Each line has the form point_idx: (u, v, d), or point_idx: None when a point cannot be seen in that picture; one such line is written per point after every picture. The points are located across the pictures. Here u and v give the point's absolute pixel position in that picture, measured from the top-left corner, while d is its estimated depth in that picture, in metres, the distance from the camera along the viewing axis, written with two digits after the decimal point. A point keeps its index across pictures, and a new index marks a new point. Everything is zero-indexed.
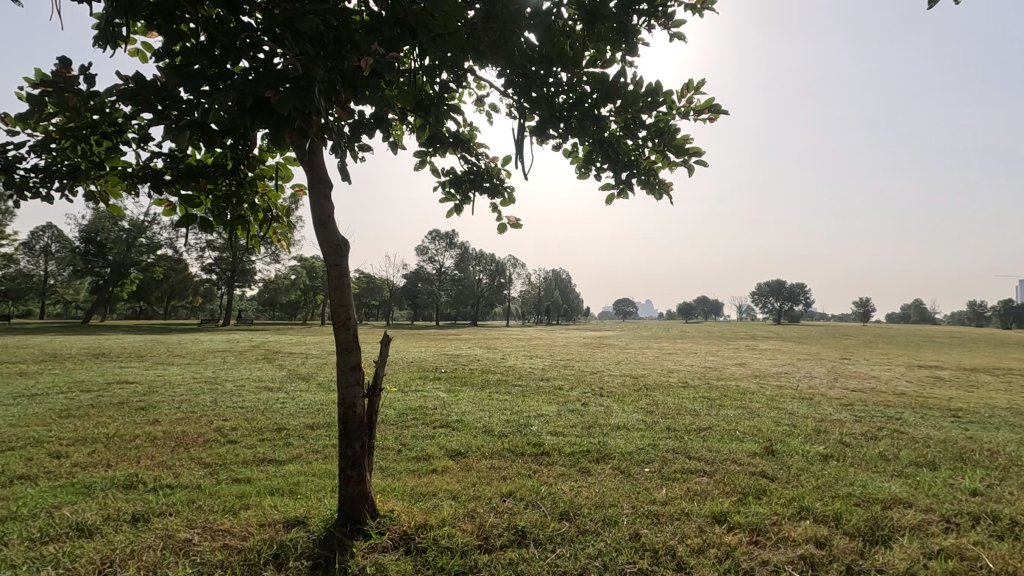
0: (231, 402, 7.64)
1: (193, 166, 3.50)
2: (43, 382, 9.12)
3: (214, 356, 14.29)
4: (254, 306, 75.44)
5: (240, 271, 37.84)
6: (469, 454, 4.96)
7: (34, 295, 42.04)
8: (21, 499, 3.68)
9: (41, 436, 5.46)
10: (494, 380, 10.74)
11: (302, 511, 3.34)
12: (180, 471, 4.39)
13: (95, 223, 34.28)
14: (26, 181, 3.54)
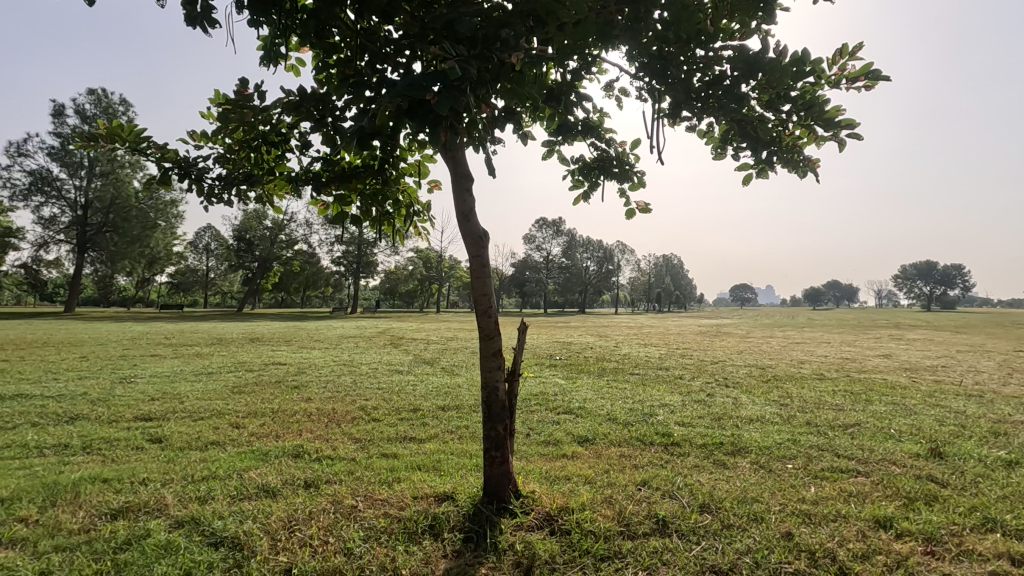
0: (369, 383, 8.33)
1: (346, 168, 3.83)
2: (216, 362, 10.56)
3: (348, 341, 15.64)
4: (376, 295, 81.21)
5: (365, 262, 40.86)
6: (597, 441, 4.99)
7: (199, 288, 48.66)
8: (218, 461, 4.33)
9: (222, 409, 6.35)
10: (610, 367, 10.69)
11: (450, 487, 3.57)
12: (337, 444, 4.88)
13: (245, 222, 38.79)
14: (212, 189, 4.10)
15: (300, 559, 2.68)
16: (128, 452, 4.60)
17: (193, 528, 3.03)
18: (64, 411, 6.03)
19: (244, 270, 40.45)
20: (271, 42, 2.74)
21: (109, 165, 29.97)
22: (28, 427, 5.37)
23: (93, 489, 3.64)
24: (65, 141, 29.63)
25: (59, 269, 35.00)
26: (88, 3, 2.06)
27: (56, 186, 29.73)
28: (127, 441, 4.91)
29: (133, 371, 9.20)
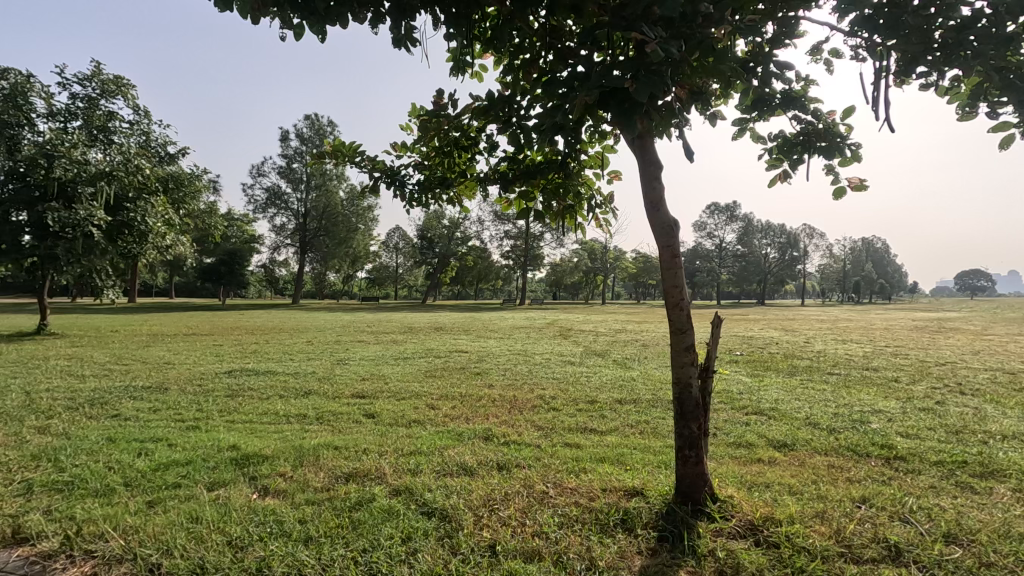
0: (544, 373, 8.59)
1: (530, 167, 3.95)
2: (410, 348, 11.81)
3: (520, 331, 16.37)
4: (543, 288, 83.79)
5: (532, 255, 42.28)
6: (798, 447, 4.50)
7: (390, 283, 54.89)
8: (421, 438, 4.82)
9: (419, 391, 7.07)
10: (804, 365, 9.59)
11: (639, 482, 3.51)
12: (522, 430, 5.11)
13: (426, 222, 42.78)
14: (413, 193, 4.57)
15: (501, 537, 2.84)
16: (350, 424, 5.35)
17: (409, 497, 3.41)
18: (300, 387, 7.26)
19: (426, 266, 44.55)
20: (459, 53, 2.92)
21: (321, 178, 35.30)
22: (278, 398, 6.57)
23: (328, 454, 4.30)
24: (289, 161, 35.58)
25: (287, 268, 42.32)
26: (323, 38, 2.46)
27: (284, 199, 35.87)
28: (349, 415, 5.72)
29: (347, 354, 10.72)
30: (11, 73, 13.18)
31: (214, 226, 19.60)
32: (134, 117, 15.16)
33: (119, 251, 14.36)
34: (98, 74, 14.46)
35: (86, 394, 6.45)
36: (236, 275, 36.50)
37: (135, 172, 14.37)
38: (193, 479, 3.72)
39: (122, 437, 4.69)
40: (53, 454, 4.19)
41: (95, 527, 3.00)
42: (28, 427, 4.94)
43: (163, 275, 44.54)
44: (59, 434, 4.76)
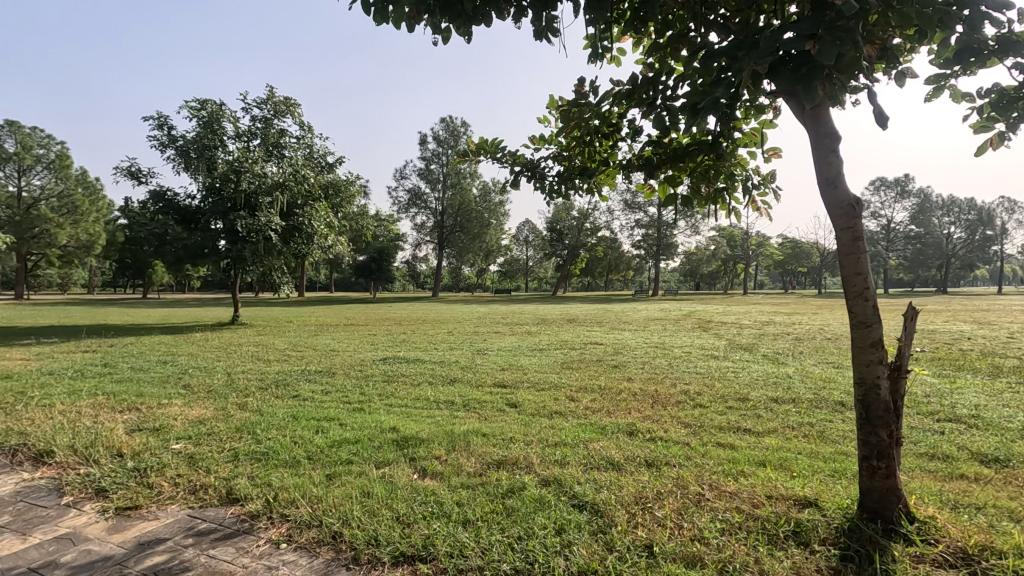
0: (687, 367, 8.18)
1: (677, 149, 3.71)
2: (545, 339, 11.97)
3: (656, 323, 15.81)
4: (677, 278, 80.16)
5: (665, 244, 40.55)
6: (1015, 464, 3.75)
7: (522, 276, 56.13)
8: (565, 430, 4.83)
9: (558, 382, 7.11)
10: (1011, 366, 8.01)
11: (810, 492, 3.17)
12: (668, 427, 4.90)
13: (555, 214, 43.04)
14: (553, 186, 4.55)
15: (658, 538, 2.73)
16: (495, 412, 5.53)
17: (558, 488, 3.42)
18: (447, 375, 7.68)
19: (556, 258, 44.87)
20: (600, 38, 2.80)
21: (456, 177, 37.13)
22: (427, 385, 7.02)
23: (477, 441, 4.48)
24: (428, 162, 37.90)
25: (427, 263, 45.24)
26: (468, 40, 2.50)
27: (424, 198, 38.31)
28: (493, 403, 5.92)
29: (486, 344, 11.16)
30: (209, 103, 15.59)
31: (366, 226, 21.55)
32: (301, 133, 17.14)
33: (292, 252, 16.39)
34: (272, 97, 16.57)
35: (272, 376, 7.44)
36: (384, 270, 39.81)
37: (303, 181, 16.26)
38: (363, 456, 4.09)
39: (302, 415, 5.32)
40: (251, 428, 4.87)
41: (287, 494, 3.43)
42: (232, 404, 5.81)
43: (325, 271, 50.10)
44: (255, 410, 5.54)
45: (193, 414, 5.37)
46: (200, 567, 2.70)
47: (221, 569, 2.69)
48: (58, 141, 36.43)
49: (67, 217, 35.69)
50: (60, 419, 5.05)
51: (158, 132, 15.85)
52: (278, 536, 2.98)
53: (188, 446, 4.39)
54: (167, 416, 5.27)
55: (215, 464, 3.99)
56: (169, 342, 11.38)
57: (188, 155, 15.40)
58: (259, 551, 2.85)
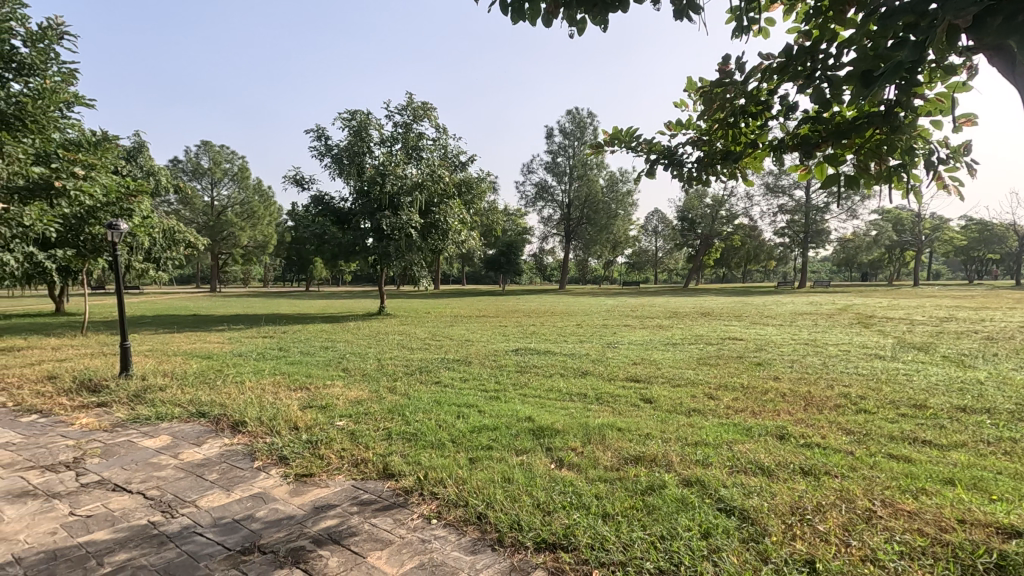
0: (845, 368, 7.33)
1: (840, 124, 3.29)
2: (678, 333, 11.49)
3: (805, 317, 14.41)
4: (829, 267, 72.13)
5: (814, 231, 36.69)
6: None
7: (650, 267, 54.33)
8: (705, 429, 4.59)
9: (695, 379, 6.77)
10: None
11: (1018, 521, 2.68)
12: (826, 432, 4.44)
13: (687, 202, 40.99)
14: (693, 172, 4.32)
15: (822, 554, 2.49)
16: (629, 407, 5.43)
17: (702, 490, 3.27)
18: (578, 367, 7.70)
19: (689, 248, 42.77)
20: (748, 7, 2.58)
21: (583, 168, 36.94)
22: (559, 376, 7.10)
23: (613, 435, 4.43)
24: (554, 155, 38.12)
25: (554, 255, 45.65)
26: (604, 27, 2.47)
27: (551, 191, 38.65)
28: (627, 398, 5.81)
29: (616, 338, 10.99)
30: (358, 114, 17.12)
31: (496, 220, 22.27)
32: (436, 135, 18.17)
33: (430, 247, 17.49)
34: (411, 103, 17.76)
35: (416, 363, 8.02)
36: (512, 263, 40.97)
37: (439, 181, 17.25)
38: (502, 443, 4.24)
39: (444, 401, 5.66)
40: (401, 410, 5.29)
41: (435, 473, 3.68)
42: (383, 387, 6.36)
43: (457, 264, 52.78)
44: (403, 394, 6.01)
45: (352, 395, 5.97)
46: (364, 533, 3.00)
47: (382, 537, 2.97)
48: (239, 156, 42.57)
49: (247, 221, 41.69)
50: (249, 394, 5.92)
51: (317, 143, 17.77)
52: (429, 512, 3.21)
53: (349, 423, 4.90)
54: (331, 396, 5.92)
55: (372, 441, 4.40)
56: (329, 330, 12.76)
57: (341, 161, 17.09)
58: (414, 524, 3.09)
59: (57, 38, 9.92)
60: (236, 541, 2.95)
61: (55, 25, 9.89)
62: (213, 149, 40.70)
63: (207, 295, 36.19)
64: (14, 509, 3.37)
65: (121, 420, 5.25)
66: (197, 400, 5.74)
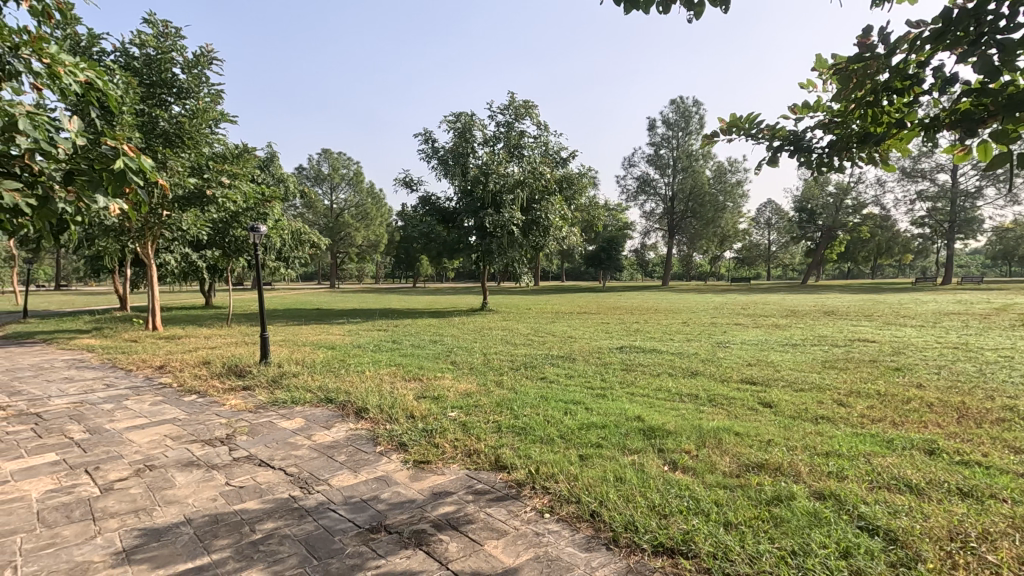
0: (1006, 376, 6.38)
1: (1012, 96, 2.83)
2: (798, 334, 10.65)
3: (952, 318, 12.73)
4: (981, 261, 63.07)
5: (962, 220, 32.32)
6: None
7: (762, 262, 50.86)
8: (836, 439, 4.20)
9: (821, 383, 6.23)
10: None
11: None
12: (987, 450, 3.88)
13: (806, 192, 37.87)
14: (823, 158, 3.94)
15: None
16: (747, 411, 5.12)
17: (838, 505, 2.99)
18: (687, 367, 7.39)
19: (807, 241, 39.45)
20: None
21: (688, 160, 35.47)
22: (668, 376, 6.87)
23: (731, 439, 4.19)
24: (657, 147, 36.88)
25: (656, 251, 44.27)
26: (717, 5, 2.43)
27: (653, 185, 37.47)
28: (743, 401, 5.49)
29: (728, 337, 10.41)
30: (463, 115, 17.69)
31: (597, 215, 22.00)
32: (538, 133, 18.30)
33: (531, 244, 17.68)
34: (513, 102, 18.05)
35: (521, 358, 8.15)
36: (613, 259, 40.30)
37: (540, 178, 17.38)
38: (611, 442, 4.18)
39: (551, 397, 5.69)
40: (509, 404, 5.40)
41: (547, 468, 3.70)
42: (491, 381, 6.54)
43: (557, 261, 52.89)
44: (511, 388, 6.13)
45: (462, 387, 6.19)
46: (480, 522, 3.10)
47: (497, 527, 3.04)
48: (354, 162, 45.74)
49: (362, 222, 44.74)
50: (369, 384, 6.35)
51: (424, 146, 18.61)
52: (541, 507, 3.24)
53: (461, 414, 5.08)
54: (442, 387, 6.19)
55: (484, 433, 4.53)
56: (436, 324, 13.35)
57: (446, 162, 17.78)
58: (527, 517, 3.14)
59: (208, 64, 11.23)
60: (364, 519, 3.18)
61: (206, 52, 11.21)
62: (332, 157, 44.13)
63: (327, 291, 39.42)
64: (183, 476, 3.87)
65: (264, 402, 5.86)
66: (325, 387, 6.26)
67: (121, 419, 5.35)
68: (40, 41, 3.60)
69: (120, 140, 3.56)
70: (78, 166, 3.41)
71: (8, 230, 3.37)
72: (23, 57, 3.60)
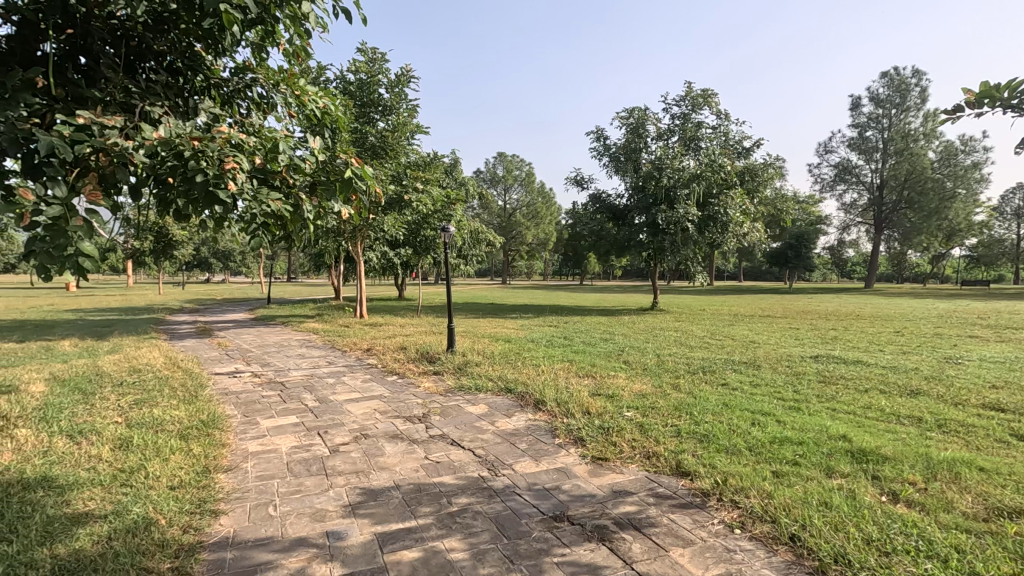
0: None
1: None
2: None
3: None
4: None
5: None
6: None
7: (1008, 261, 41.30)
8: None
9: None
10: None
11: None
12: None
13: None
14: None
15: None
16: (992, 443, 4.20)
17: None
18: (904, 384, 6.31)
19: None
20: None
21: (903, 141, 30.34)
22: (878, 393, 5.94)
23: (973, 475, 3.48)
24: (862, 129, 32.10)
25: (858, 248, 38.60)
26: None
27: (856, 172, 32.79)
28: (986, 431, 4.51)
29: (959, 352, 8.64)
30: (636, 111, 17.37)
31: (785, 209, 19.91)
32: (717, 123, 17.19)
33: (707, 241, 16.67)
34: (690, 92, 17.18)
35: (698, 362, 7.73)
36: (803, 258, 36.11)
37: (719, 170, 16.29)
38: (811, 461, 3.76)
39: (735, 405, 5.31)
40: (689, 408, 5.16)
41: (737, 480, 3.47)
42: (666, 383, 6.32)
43: (734, 258, 49.06)
44: (689, 392, 5.86)
45: (636, 387, 6.08)
46: (664, 527, 3.02)
47: (682, 535, 2.93)
48: (526, 162, 47.47)
49: (533, 221, 46.50)
50: (545, 377, 6.58)
51: (596, 144, 18.64)
52: (731, 520, 3.05)
53: (637, 415, 5.00)
54: (616, 386, 6.15)
55: (662, 436, 4.39)
56: (605, 322, 13.32)
57: (618, 159, 17.60)
58: (715, 529, 2.97)
59: (407, 82, 12.60)
60: (549, 507, 3.30)
61: (406, 72, 12.59)
62: (506, 159, 46.29)
63: (500, 286, 41.84)
64: (390, 446, 4.43)
65: (452, 387, 6.43)
66: (505, 377, 6.64)
67: (341, 393, 6.31)
68: (293, 77, 4.36)
69: (349, 153, 4.14)
70: (319, 177, 4.09)
71: (270, 233, 4.12)
72: (282, 91, 4.40)
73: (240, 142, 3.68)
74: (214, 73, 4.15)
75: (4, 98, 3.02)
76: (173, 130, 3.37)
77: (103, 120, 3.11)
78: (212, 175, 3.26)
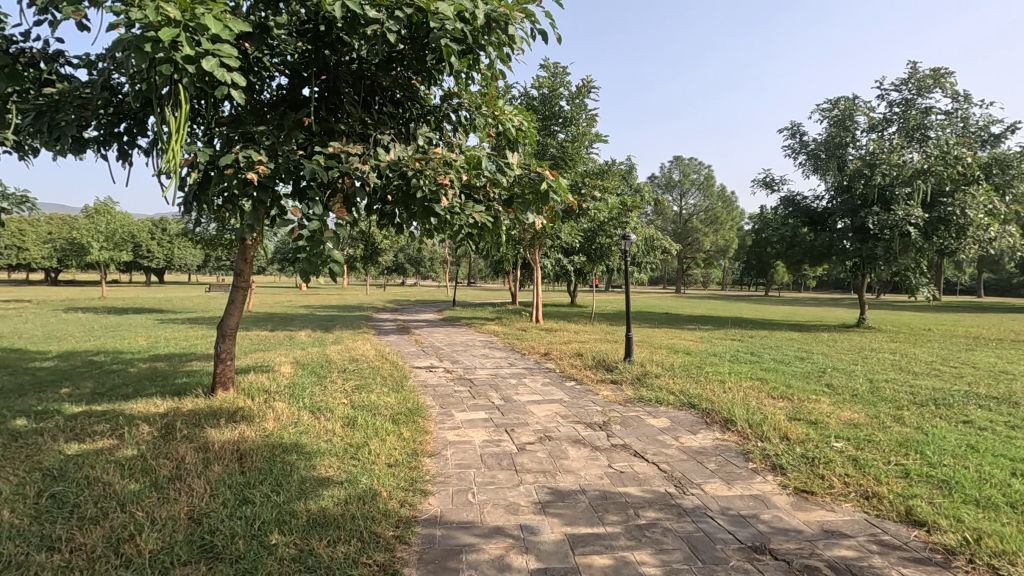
0: None
1: None
2: None
3: None
4: None
5: None
6: None
7: None
8: None
9: None
10: None
11: None
12: None
13: None
14: None
15: None
16: None
17: None
18: None
19: None
20: None
21: None
22: None
23: None
24: None
25: None
26: None
27: None
28: None
29: None
30: (842, 101, 15.38)
31: None
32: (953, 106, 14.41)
33: (935, 248, 14.05)
34: (915, 74, 14.67)
35: (927, 392, 6.51)
36: None
37: (955, 163, 13.61)
38: None
39: (984, 449, 4.36)
40: (919, 446, 4.39)
41: (995, 541, 2.86)
42: (885, 414, 5.45)
43: (971, 268, 40.38)
44: (916, 427, 4.97)
45: (846, 415, 5.34)
46: None
47: None
48: (706, 166, 45.13)
49: (711, 227, 43.86)
50: (733, 395, 6.13)
51: (790, 141, 16.93)
52: None
53: (850, 447, 4.39)
54: (819, 412, 5.46)
55: (885, 475, 3.80)
56: (799, 338, 11.99)
57: (818, 156, 15.75)
58: None
59: (587, 93, 12.81)
60: (747, 536, 3.07)
61: (586, 83, 12.82)
62: (683, 162, 44.50)
63: (674, 295, 40.28)
64: (575, 451, 4.52)
65: (632, 398, 6.33)
66: (687, 392, 6.33)
67: (523, 394, 6.62)
68: (492, 98, 4.70)
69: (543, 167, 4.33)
70: (515, 191, 4.35)
71: (473, 241, 4.50)
72: (483, 111, 4.77)
73: (451, 161, 4.08)
74: (427, 101, 4.67)
75: (282, 136, 3.80)
76: (399, 154, 3.88)
77: (348, 149, 3.72)
78: (429, 192, 3.68)
